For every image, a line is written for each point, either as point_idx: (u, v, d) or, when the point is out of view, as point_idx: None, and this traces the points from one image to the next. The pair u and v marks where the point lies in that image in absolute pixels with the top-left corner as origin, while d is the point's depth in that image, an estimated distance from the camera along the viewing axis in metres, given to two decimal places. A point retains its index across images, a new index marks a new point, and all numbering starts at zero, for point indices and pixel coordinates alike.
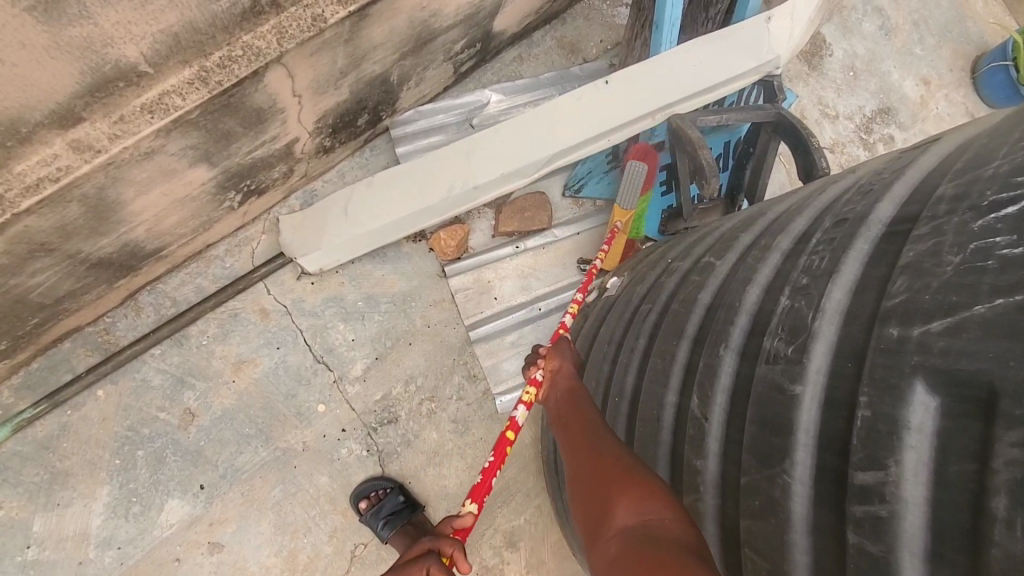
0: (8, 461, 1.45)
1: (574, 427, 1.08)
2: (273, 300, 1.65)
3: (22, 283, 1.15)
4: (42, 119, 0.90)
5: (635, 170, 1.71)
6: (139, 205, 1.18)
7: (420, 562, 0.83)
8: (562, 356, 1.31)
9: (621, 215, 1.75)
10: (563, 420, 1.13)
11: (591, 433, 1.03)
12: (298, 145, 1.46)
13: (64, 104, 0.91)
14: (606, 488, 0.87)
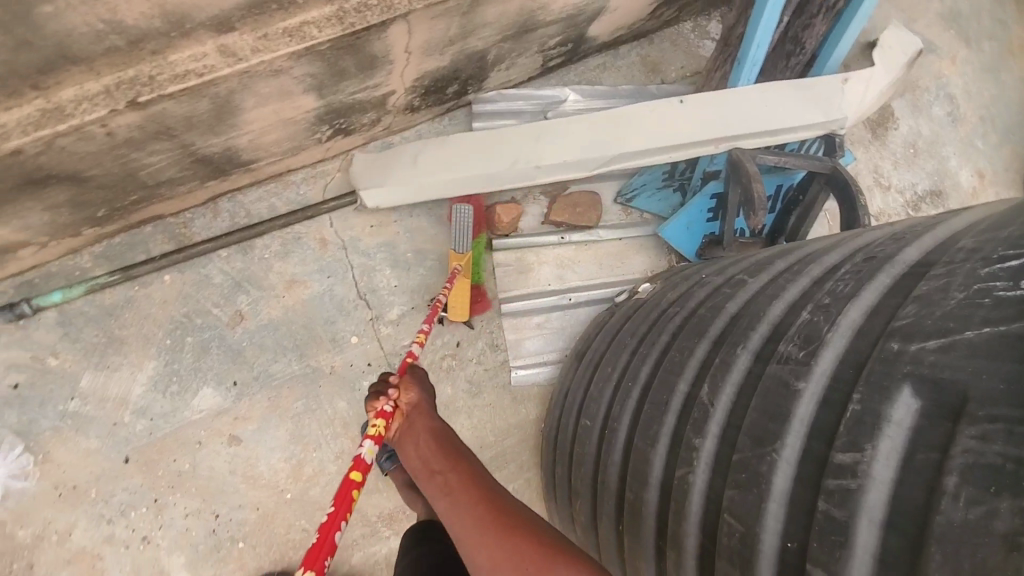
0: (73, 318, 1.59)
1: (461, 487, 0.91)
2: (333, 233, 1.80)
3: (140, 160, 1.27)
4: (205, 20, 1.03)
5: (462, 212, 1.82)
6: (252, 117, 1.32)
7: None
8: (416, 391, 1.13)
9: (457, 258, 1.79)
10: (443, 476, 0.94)
11: (486, 499, 0.88)
12: (393, 98, 1.60)
13: (225, 12, 1.04)
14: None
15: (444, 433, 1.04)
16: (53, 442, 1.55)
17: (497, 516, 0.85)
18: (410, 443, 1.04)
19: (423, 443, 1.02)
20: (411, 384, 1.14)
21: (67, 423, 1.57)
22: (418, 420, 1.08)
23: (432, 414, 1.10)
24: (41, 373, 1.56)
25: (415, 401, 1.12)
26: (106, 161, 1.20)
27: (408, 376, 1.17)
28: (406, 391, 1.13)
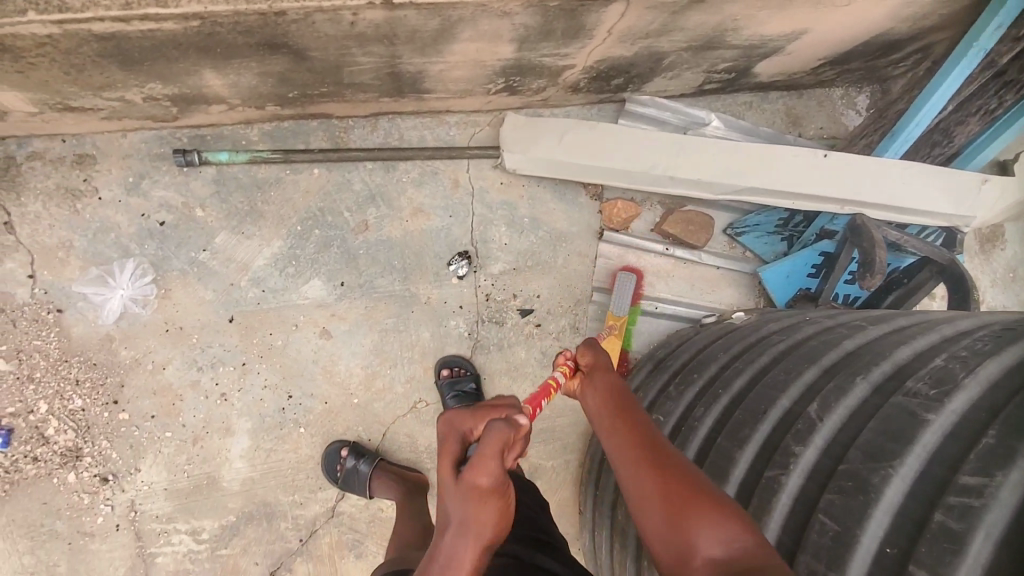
0: (228, 180, 1.73)
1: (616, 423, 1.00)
2: (466, 178, 1.91)
3: (354, 56, 1.39)
4: None
5: (625, 279, 1.95)
6: (457, 50, 1.43)
7: (493, 426, 0.83)
8: (594, 352, 1.16)
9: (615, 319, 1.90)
10: (603, 415, 1.03)
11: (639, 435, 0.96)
12: (568, 72, 1.70)
13: None
14: (682, 513, 0.83)
15: (617, 388, 1.07)
16: (176, 282, 1.69)
17: (651, 453, 0.92)
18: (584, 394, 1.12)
19: (593, 392, 1.09)
20: (589, 344, 1.19)
21: (193, 270, 1.71)
22: (593, 372, 1.13)
23: (608, 366, 1.14)
24: (186, 218, 1.71)
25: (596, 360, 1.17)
26: (331, 47, 1.32)
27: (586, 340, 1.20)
28: (587, 349, 1.18)
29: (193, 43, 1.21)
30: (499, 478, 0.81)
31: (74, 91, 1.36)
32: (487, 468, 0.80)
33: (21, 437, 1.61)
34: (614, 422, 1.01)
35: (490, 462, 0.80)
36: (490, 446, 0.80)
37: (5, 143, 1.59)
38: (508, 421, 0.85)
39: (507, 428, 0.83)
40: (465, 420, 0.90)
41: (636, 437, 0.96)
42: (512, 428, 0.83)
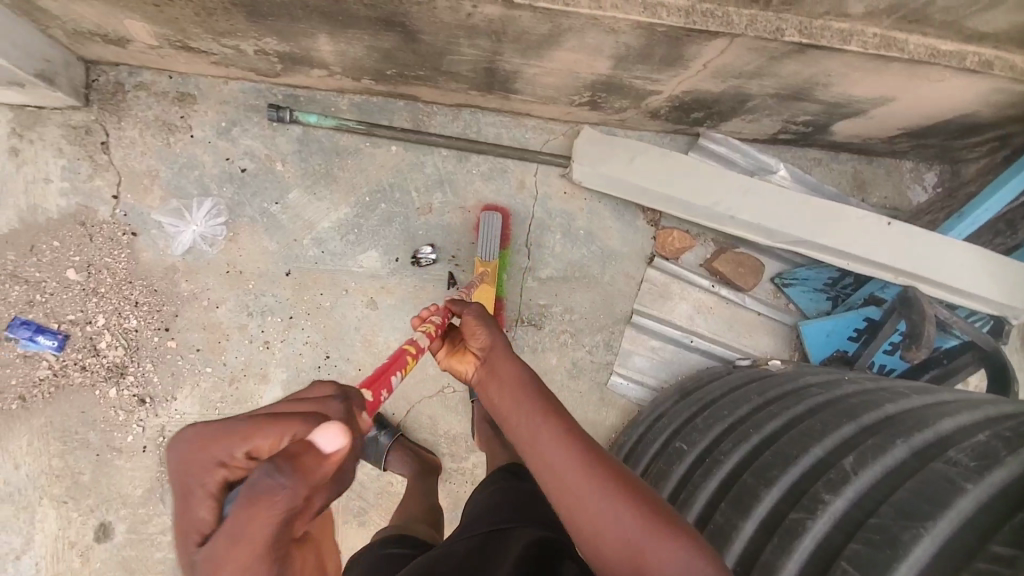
0: (311, 142, 1.81)
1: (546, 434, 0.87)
2: (532, 181, 1.96)
3: (459, 47, 1.46)
4: None
5: (489, 222, 1.84)
6: (557, 57, 1.49)
7: (251, 482, 0.52)
8: (486, 334, 1.07)
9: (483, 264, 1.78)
10: (527, 422, 0.90)
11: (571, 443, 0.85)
12: (653, 98, 1.74)
13: None
14: (641, 549, 0.77)
15: (521, 379, 0.98)
16: (245, 228, 1.77)
17: (590, 472, 0.82)
18: (487, 386, 1.03)
19: (502, 392, 0.98)
20: (478, 326, 1.08)
21: (262, 220, 1.78)
22: (497, 366, 1.03)
23: (507, 355, 1.04)
24: (266, 171, 1.79)
25: (487, 343, 1.07)
26: (442, 34, 1.39)
27: (471, 317, 1.09)
28: (476, 333, 1.08)
29: (320, 7, 1.29)
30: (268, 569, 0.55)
31: (198, 33, 1.45)
32: (235, 551, 0.54)
33: (75, 345, 1.69)
34: (538, 429, 0.88)
35: (241, 552, 0.54)
36: (247, 518, 0.52)
37: (117, 69, 1.69)
38: (282, 473, 0.52)
39: (282, 494, 0.51)
40: (221, 450, 0.59)
41: (567, 450, 0.85)
42: (283, 498, 0.52)
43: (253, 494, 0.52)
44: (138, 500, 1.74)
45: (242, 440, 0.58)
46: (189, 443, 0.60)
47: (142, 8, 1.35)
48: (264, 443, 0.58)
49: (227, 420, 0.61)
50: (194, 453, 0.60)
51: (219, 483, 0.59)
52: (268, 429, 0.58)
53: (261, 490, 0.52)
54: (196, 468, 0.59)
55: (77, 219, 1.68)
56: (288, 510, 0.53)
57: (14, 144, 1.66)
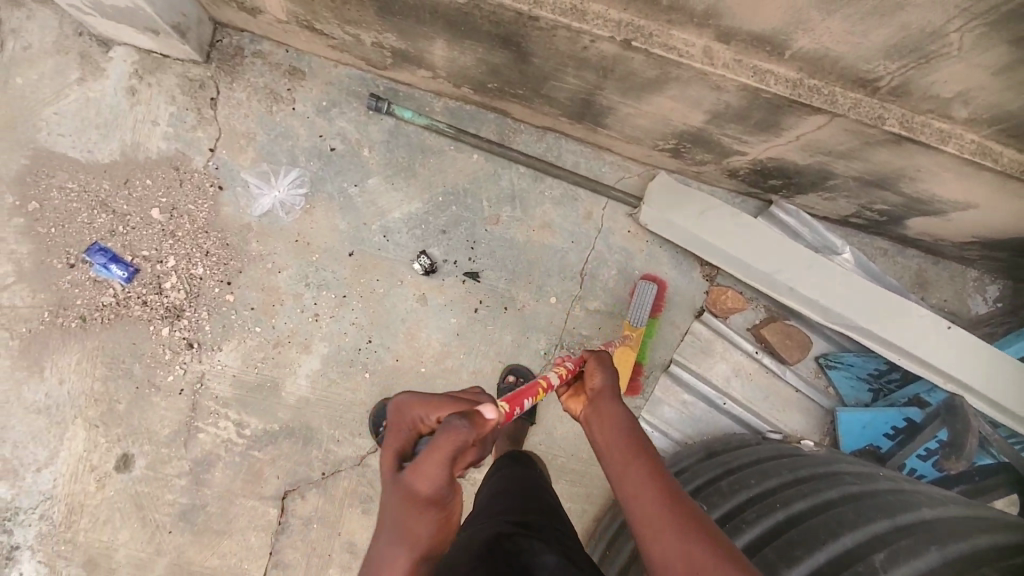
0: (401, 135, 1.89)
1: (632, 460, 0.94)
2: (599, 214, 1.99)
3: (565, 76, 1.52)
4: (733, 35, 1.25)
5: (645, 290, 1.94)
6: (656, 103, 1.52)
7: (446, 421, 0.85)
8: (602, 375, 1.15)
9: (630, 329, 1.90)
10: (617, 451, 0.97)
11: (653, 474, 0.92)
12: (736, 158, 1.77)
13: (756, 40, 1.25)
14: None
15: (625, 420, 1.03)
16: (322, 203, 1.85)
17: (673, 509, 0.86)
18: (593, 423, 1.08)
19: (604, 426, 1.04)
20: (596, 368, 1.16)
21: (338, 199, 1.86)
22: (603, 404, 1.09)
23: (617, 398, 1.10)
24: (353, 153, 1.87)
25: (601, 387, 1.13)
26: (553, 61, 1.45)
27: (591, 360, 1.18)
28: (592, 376, 1.16)
29: (448, 16, 1.37)
30: (437, 488, 0.84)
31: (327, 17, 1.55)
32: (429, 460, 0.83)
33: (142, 280, 1.76)
34: (629, 459, 0.95)
35: (431, 463, 0.83)
36: (437, 443, 0.83)
37: (241, 35, 1.81)
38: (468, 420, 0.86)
39: (462, 430, 0.84)
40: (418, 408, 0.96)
41: (648, 477, 0.91)
42: (464, 431, 0.84)
43: (448, 422, 0.85)
44: (163, 439, 1.79)
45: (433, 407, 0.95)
46: (397, 411, 0.98)
47: None
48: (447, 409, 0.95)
49: (421, 397, 0.98)
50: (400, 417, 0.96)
51: (417, 432, 0.95)
52: (450, 403, 0.95)
53: (451, 426, 0.84)
54: (405, 421, 0.96)
55: (173, 163, 1.78)
56: (465, 442, 0.84)
57: (133, 85, 1.77)
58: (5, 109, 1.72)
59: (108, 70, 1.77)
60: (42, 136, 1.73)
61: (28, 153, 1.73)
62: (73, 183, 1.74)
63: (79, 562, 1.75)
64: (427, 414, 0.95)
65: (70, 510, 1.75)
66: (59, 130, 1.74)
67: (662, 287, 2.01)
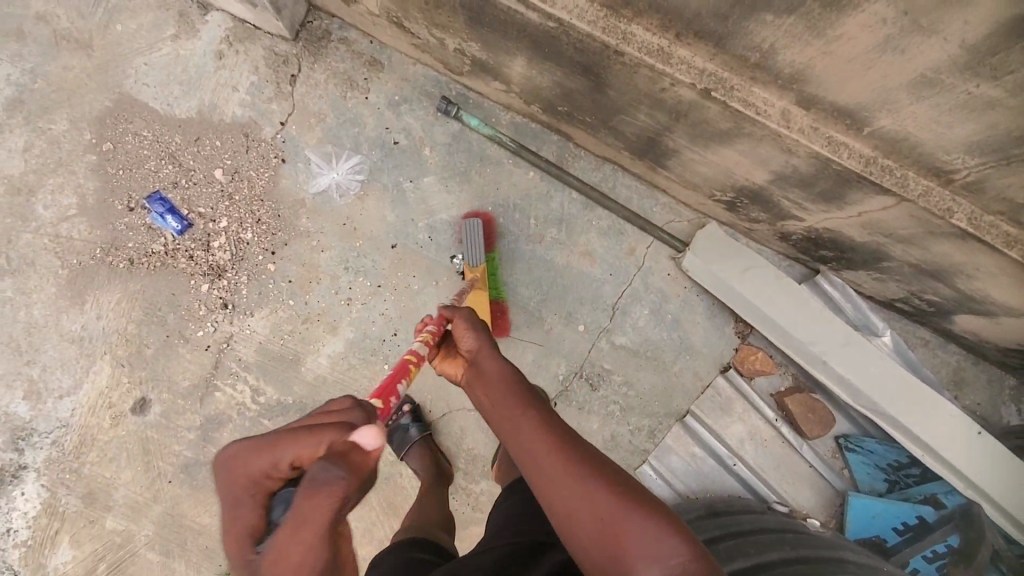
0: (464, 141, 1.92)
1: (522, 420, 0.89)
2: (642, 252, 1.98)
3: (636, 113, 1.52)
4: (818, 102, 1.24)
5: (472, 225, 1.82)
6: (722, 154, 1.52)
7: (310, 477, 0.70)
8: (470, 329, 1.09)
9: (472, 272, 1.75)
10: (505, 414, 0.91)
11: (544, 427, 0.87)
12: (791, 222, 1.75)
13: (838, 112, 1.24)
14: (621, 536, 0.77)
15: (509, 378, 0.98)
16: (375, 192, 1.89)
17: (570, 462, 0.83)
18: (475, 385, 1.02)
19: (488, 387, 0.98)
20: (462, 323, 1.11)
21: (392, 191, 1.89)
22: (482, 362, 1.04)
23: (492, 350, 1.06)
24: (415, 151, 1.91)
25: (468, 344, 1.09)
26: (627, 97, 1.46)
27: (458, 317, 1.11)
28: (459, 331, 1.10)
29: (534, 36, 1.39)
30: (317, 561, 0.70)
31: (417, 17, 1.59)
32: (296, 542, 0.69)
33: (193, 235, 1.82)
34: (518, 420, 0.89)
35: (305, 538, 0.69)
36: (307, 512, 0.69)
37: (332, 20, 1.87)
38: (339, 464, 0.72)
39: (338, 482, 0.70)
40: (252, 458, 0.78)
41: (539, 433, 0.86)
42: (340, 483, 0.70)
43: (313, 484, 0.69)
44: (181, 392, 1.83)
45: (279, 447, 0.77)
46: (231, 464, 0.80)
47: None
48: (296, 451, 0.76)
49: (255, 442, 0.80)
50: (241, 474, 0.79)
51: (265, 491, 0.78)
52: (292, 444, 0.76)
53: (323, 481, 0.70)
54: (242, 485, 0.78)
55: (244, 129, 1.84)
56: (343, 497, 0.70)
57: (222, 49, 1.84)
58: (100, 52, 1.81)
59: (202, 32, 1.84)
60: (129, 83, 1.81)
61: (112, 97, 1.81)
62: (148, 131, 1.81)
63: (79, 492, 1.80)
64: (275, 460, 0.77)
65: (81, 442, 1.81)
66: (145, 80, 1.81)
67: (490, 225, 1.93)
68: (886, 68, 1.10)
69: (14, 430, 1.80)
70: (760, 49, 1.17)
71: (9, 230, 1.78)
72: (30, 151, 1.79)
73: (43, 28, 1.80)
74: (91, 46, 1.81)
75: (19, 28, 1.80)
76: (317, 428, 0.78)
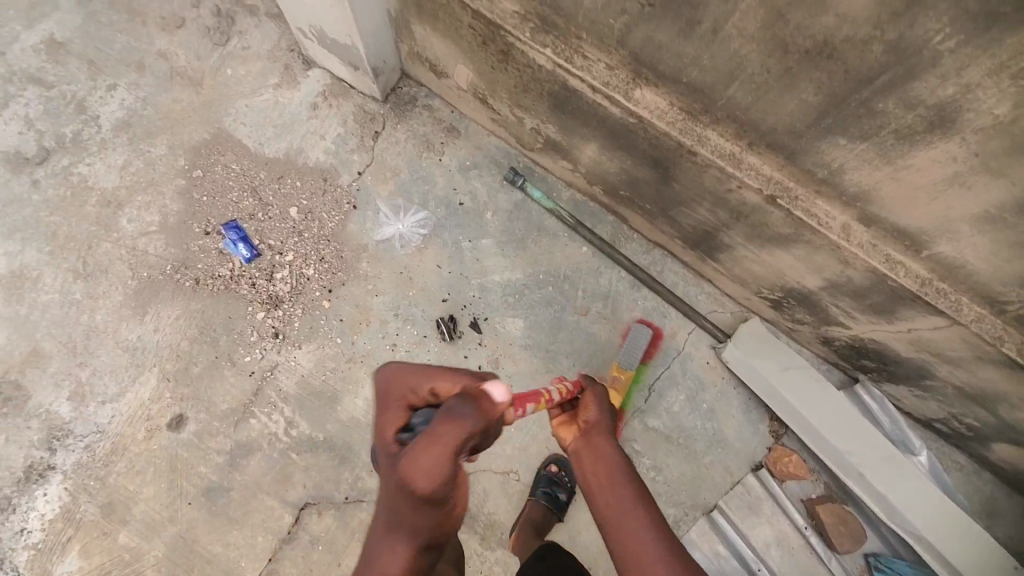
0: (525, 210, 2.03)
1: (633, 521, 0.89)
2: (684, 338, 2.01)
3: (698, 207, 1.61)
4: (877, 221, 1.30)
5: (639, 334, 1.95)
6: (777, 256, 1.58)
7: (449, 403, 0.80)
8: (597, 408, 1.03)
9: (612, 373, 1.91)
10: (617, 509, 0.90)
11: (654, 538, 0.88)
12: (836, 329, 1.79)
13: (896, 233, 1.30)
14: None
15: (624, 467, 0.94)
16: (435, 247, 1.98)
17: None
18: (585, 459, 0.98)
19: (600, 470, 0.94)
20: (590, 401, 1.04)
21: (451, 248, 1.98)
22: (599, 443, 0.98)
23: (612, 434, 1.01)
24: (478, 213, 2.01)
25: (591, 417, 1.03)
26: (692, 192, 1.55)
27: (589, 393, 1.05)
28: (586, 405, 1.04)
29: (613, 127, 1.50)
30: (436, 478, 0.77)
31: (503, 96, 1.73)
32: (421, 469, 0.77)
33: (259, 264, 1.92)
34: (627, 521, 0.89)
35: (428, 454, 0.77)
36: (436, 433, 0.77)
37: (420, 88, 2.04)
38: (473, 404, 0.81)
39: (465, 416, 0.78)
40: (413, 378, 0.94)
41: (648, 541, 0.87)
42: (469, 419, 0.78)
43: (446, 415, 0.78)
44: (218, 414, 1.86)
45: (426, 377, 0.93)
46: (385, 379, 0.97)
47: (479, 62, 1.63)
48: (439, 385, 0.91)
49: (417, 367, 0.95)
50: (391, 390, 0.95)
51: (413, 406, 0.92)
52: (446, 376, 0.92)
53: (454, 412, 0.79)
54: (399, 392, 0.94)
55: (324, 174, 1.97)
56: (467, 432, 0.78)
57: (316, 102, 2.00)
58: (208, 90, 1.98)
59: (301, 84, 2.01)
60: (228, 121, 1.97)
61: (210, 131, 1.96)
62: (236, 165, 1.95)
63: (100, 501, 1.80)
64: (419, 385, 0.93)
65: (112, 450, 1.83)
66: (243, 119, 1.97)
67: (660, 341, 2.00)
68: (948, 201, 1.16)
69: (51, 429, 1.83)
70: (829, 167, 1.24)
71: (90, 238, 1.89)
72: (127, 169, 1.93)
73: (162, 64, 1.99)
74: (201, 84, 1.98)
75: (141, 61, 1.99)
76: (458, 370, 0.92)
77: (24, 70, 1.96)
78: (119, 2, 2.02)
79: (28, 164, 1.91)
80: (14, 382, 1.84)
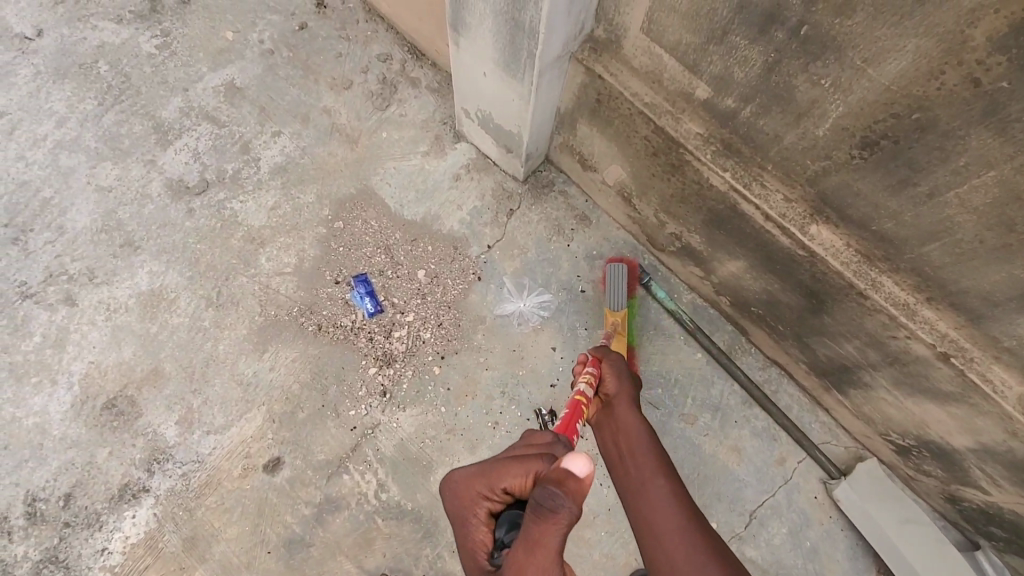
0: (644, 306, 2.01)
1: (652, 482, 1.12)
2: (793, 465, 1.91)
3: (844, 342, 1.57)
4: None
5: (616, 274, 1.93)
6: (925, 407, 1.52)
7: (530, 518, 0.88)
8: (614, 382, 1.41)
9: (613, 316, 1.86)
10: (637, 475, 1.16)
11: (675, 498, 1.08)
12: (970, 490, 1.68)
13: None
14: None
15: (638, 429, 1.29)
16: (550, 329, 1.98)
17: (687, 522, 1.03)
18: (609, 430, 1.33)
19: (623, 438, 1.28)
20: (611, 376, 1.42)
21: (566, 333, 1.98)
22: (620, 413, 1.34)
23: (631, 405, 1.36)
24: (597, 302, 2.01)
25: (612, 393, 1.40)
26: (844, 328, 1.52)
27: (608, 369, 1.43)
28: (609, 381, 1.41)
29: (774, 253, 1.50)
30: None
31: (652, 200, 1.76)
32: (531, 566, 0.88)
33: (380, 320, 1.95)
34: (642, 478, 1.14)
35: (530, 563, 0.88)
36: (531, 544, 0.88)
37: (559, 174, 2.11)
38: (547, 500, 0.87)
39: (552, 524, 0.86)
40: (473, 485, 1.04)
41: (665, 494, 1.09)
42: (564, 519, 0.86)
43: (528, 530, 0.88)
44: (313, 463, 1.85)
45: (488, 481, 1.03)
46: (457, 498, 1.06)
47: (640, 168, 1.67)
48: (509, 480, 1.02)
49: (473, 470, 1.06)
50: (467, 500, 1.05)
51: (490, 507, 1.04)
52: (504, 474, 1.02)
53: (536, 525, 0.87)
54: (471, 509, 1.04)
55: (455, 242, 2.02)
56: (561, 528, 0.87)
57: (459, 173, 2.09)
58: (362, 148, 2.10)
59: (448, 155, 2.11)
60: (375, 179, 2.07)
61: (357, 186, 2.06)
62: (375, 222, 2.03)
63: (183, 534, 1.78)
64: (490, 485, 1.03)
65: (207, 482, 1.82)
66: (389, 180, 2.07)
67: (633, 271, 2.01)
68: None
69: (154, 451, 1.84)
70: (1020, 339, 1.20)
71: (229, 270, 1.98)
72: (276, 211, 2.03)
73: (325, 119, 2.12)
74: (357, 143, 2.10)
75: (307, 114, 2.13)
76: (513, 462, 1.03)
77: (202, 107, 2.12)
78: (297, 58, 2.19)
79: (188, 193, 2.03)
80: (129, 398, 1.87)
